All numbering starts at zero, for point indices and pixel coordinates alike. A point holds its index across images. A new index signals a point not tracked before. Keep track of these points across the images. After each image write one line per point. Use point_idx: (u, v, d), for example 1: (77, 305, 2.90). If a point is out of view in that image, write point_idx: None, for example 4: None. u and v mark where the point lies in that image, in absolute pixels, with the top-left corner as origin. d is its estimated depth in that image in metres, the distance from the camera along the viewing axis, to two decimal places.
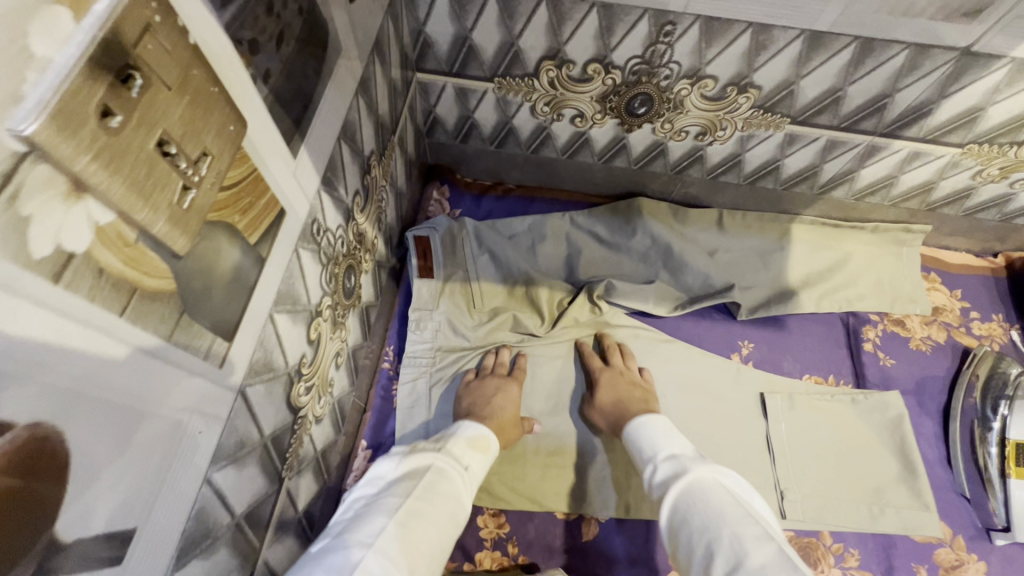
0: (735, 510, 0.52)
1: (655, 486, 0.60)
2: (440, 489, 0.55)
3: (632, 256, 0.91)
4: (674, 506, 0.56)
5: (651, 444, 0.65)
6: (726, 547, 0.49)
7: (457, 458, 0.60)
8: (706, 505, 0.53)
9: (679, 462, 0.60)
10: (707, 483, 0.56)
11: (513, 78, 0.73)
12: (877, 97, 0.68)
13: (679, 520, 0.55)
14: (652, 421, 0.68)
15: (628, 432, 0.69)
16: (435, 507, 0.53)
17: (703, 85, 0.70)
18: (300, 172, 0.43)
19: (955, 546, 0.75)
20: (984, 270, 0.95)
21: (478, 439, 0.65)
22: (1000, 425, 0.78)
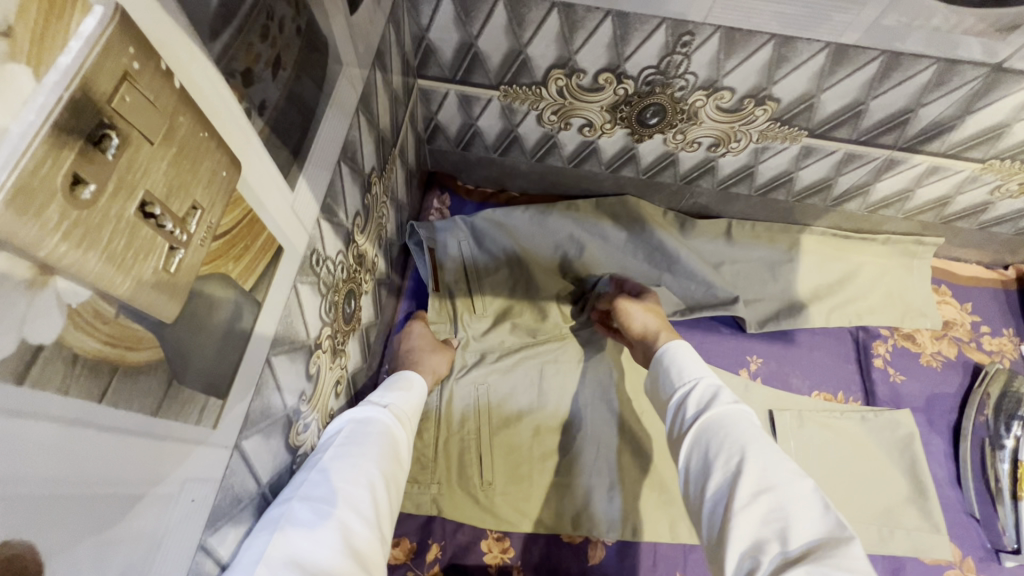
0: (769, 445, 0.49)
1: (681, 405, 0.56)
2: (366, 429, 0.51)
3: (637, 259, 0.90)
4: (701, 431, 0.52)
5: (671, 380, 0.59)
6: (757, 476, 0.46)
7: (404, 418, 0.57)
8: (738, 433, 0.50)
9: (711, 389, 0.56)
10: (739, 412, 0.52)
11: (519, 86, 0.70)
12: (900, 112, 0.65)
13: (706, 444, 0.51)
14: (684, 351, 0.62)
15: (657, 357, 0.63)
16: (364, 444, 0.49)
17: (719, 97, 0.67)
18: (298, 205, 0.40)
19: (965, 568, 0.73)
20: (994, 283, 0.94)
21: (401, 381, 0.61)
22: (1013, 444, 0.77)
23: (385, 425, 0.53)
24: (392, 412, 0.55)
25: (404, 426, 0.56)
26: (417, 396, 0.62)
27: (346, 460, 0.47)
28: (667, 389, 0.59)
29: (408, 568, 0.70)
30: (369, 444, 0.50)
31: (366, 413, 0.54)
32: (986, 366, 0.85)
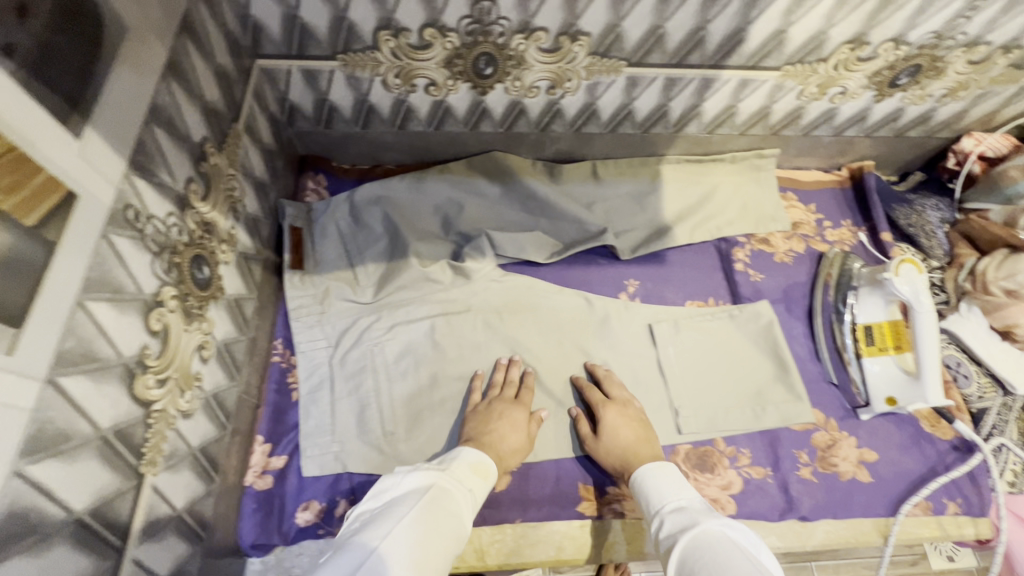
0: (743, 565, 0.50)
1: (667, 530, 0.60)
2: (439, 504, 0.59)
3: (513, 208, 0.96)
4: (686, 557, 0.55)
5: (658, 496, 0.65)
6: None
7: (459, 479, 0.64)
8: (718, 552, 0.52)
9: (695, 513, 0.60)
10: (717, 538, 0.55)
11: (355, 52, 0.74)
12: (694, 32, 0.74)
13: (689, 563, 0.54)
14: (663, 471, 0.68)
15: (636, 482, 0.69)
16: (434, 515, 0.57)
17: (537, 38, 0.73)
18: (90, 153, 0.42)
19: (829, 428, 0.83)
20: (833, 183, 1.05)
21: (478, 464, 0.68)
22: (850, 314, 0.86)
23: (445, 492, 0.61)
24: (454, 480, 0.63)
25: (460, 485, 0.63)
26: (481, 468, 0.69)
27: (395, 514, 0.56)
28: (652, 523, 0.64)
29: (319, 528, 0.72)
30: (422, 501, 0.58)
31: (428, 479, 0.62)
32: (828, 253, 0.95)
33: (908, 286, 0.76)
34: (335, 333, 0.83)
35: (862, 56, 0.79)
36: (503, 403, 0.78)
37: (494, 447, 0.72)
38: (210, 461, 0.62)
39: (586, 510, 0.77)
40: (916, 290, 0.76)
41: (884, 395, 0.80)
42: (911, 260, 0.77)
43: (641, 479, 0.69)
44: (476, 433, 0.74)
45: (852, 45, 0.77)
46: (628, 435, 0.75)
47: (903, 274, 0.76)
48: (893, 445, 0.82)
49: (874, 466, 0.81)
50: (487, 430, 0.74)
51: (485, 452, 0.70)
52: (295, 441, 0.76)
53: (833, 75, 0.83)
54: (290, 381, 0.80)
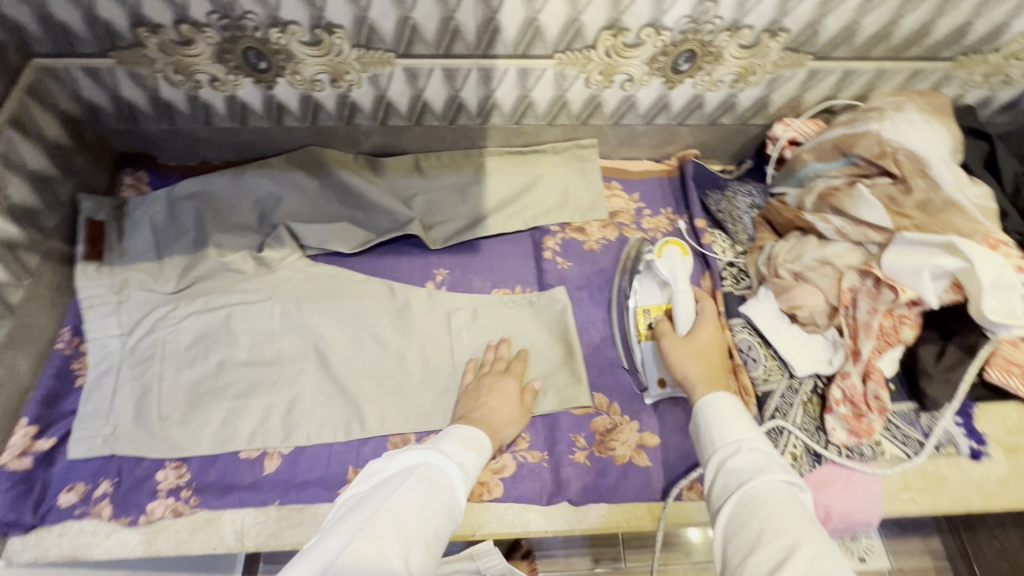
0: (793, 521, 0.50)
1: (728, 471, 0.57)
2: (406, 481, 0.58)
3: (330, 201, 0.98)
4: (735, 511, 0.53)
5: (721, 429, 0.61)
6: (807, 555, 0.47)
7: (452, 455, 0.64)
8: (771, 512, 0.51)
9: (765, 456, 0.57)
10: (789, 490, 0.54)
11: (124, 50, 0.78)
12: (445, 22, 0.76)
13: (742, 518, 0.52)
14: (728, 402, 0.64)
15: (703, 405, 0.65)
16: (409, 492, 0.57)
17: (293, 32, 0.76)
18: None
19: (611, 412, 0.83)
20: (661, 173, 1.05)
21: (469, 439, 0.69)
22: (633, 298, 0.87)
23: (444, 469, 0.62)
24: (443, 452, 0.64)
25: (450, 461, 0.63)
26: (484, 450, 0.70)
27: (383, 492, 0.57)
28: (711, 455, 0.60)
29: (75, 507, 0.74)
30: (421, 477, 0.59)
31: (438, 461, 0.62)
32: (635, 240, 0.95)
33: (669, 267, 0.82)
34: (130, 321, 0.86)
35: (628, 43, 0.81)
36: (495, 377, 0.81)
37: (486, 421, 0.75)
38: None
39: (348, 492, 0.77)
40: (676, 270, 0.81)
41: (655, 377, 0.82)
42: (676, 243, 0.83)
43: (705, 408, 0.64)
44: (470, 410, 0.77)
45: (612, 31, 0.79)
46: (715, 346, 0.75)
47: (665, 256, 0.83)
48: (678, 428, 0.82)
49: (653, 449, 0.81)
50: (482, 406, 0.77)
51: (476, 428, 0.72)
52: (68, 427, 0.78)
53: (610, 62, 0.84)
54: (74, 367, 0.82)
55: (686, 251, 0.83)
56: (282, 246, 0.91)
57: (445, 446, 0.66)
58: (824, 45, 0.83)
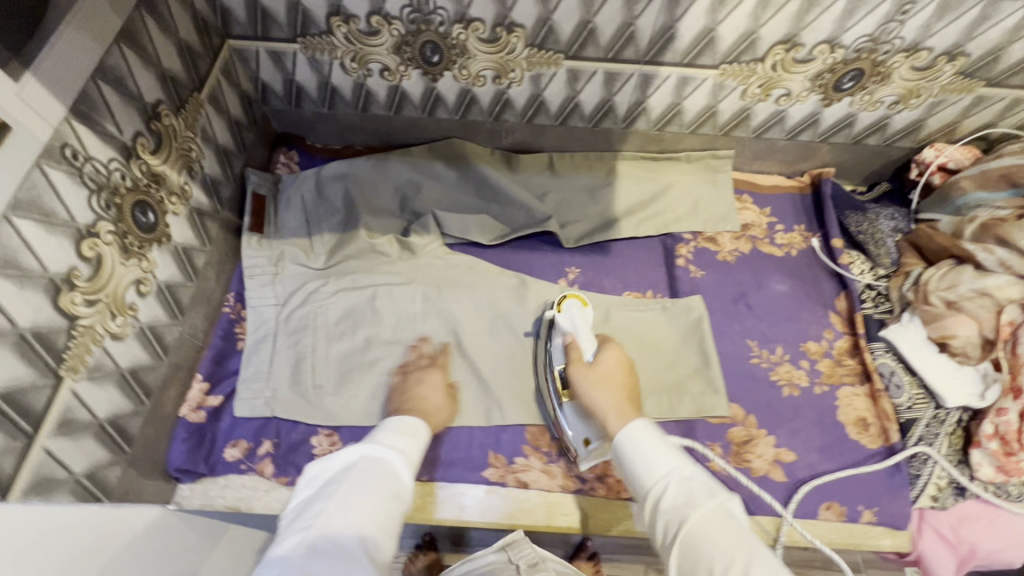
0: (759, 551, 0.51)
1: (663, 511, 0.57)
2: (372, 478, 0.61)
3: (467, 193, 1.01)
4: (685, 544, 0.54)
5: (660, 458, 0.62)
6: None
7: (393, 443, 0.67)
8: (724, 546, 0.52)
9: (689, 484, 0.59)
10: (722, 513, 0.55)
11: (312, 36, 0.82)
12: (622, 27, 0.77)
13: (690, 560, 0.53)
14: (644, 433, 0.65)
15: (620, 444, 0.65)
16: (359, 484, 0.60)
17: (474, 28, 0.79)
18: (28, 96, 0.50)
19: (747, 424, 0.83)
20: (792, 189, 1.05)
21: (402, 425, 0.72)
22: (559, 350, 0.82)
23: (386, 459, 0.64)
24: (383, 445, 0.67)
25: (390, 448, 0.66)
26: (420, 434, 0.72)
27: (336, 490, 0.59)
28: (646, 492, 0.60)
29: (241, 462, 0.79)
30: (331, 480, 0.61)
31: (381, 453, 0.65)
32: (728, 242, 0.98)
33: (570, 319, 0.80)
34: (285, 292, 0.91)
35: (799, 58, 0.81)
36: (585, 372, 0.76)
37: (602, 416, 0.71)
38: (143, 386, 0.70)
39: (491, 476, 0.80)
40: (576, 321, 0.80)
41: (580, 438, 0.77)
42: (575, 295, 0.83)
43: (627, 443, 0.65)
44: (597, 407, 0.72)
45: (786, 46, 0.79)
46: (623, 374, 0.76)
47: (566, 308, 0.81)
48: (814, 447, 0.82)
49: (790, 465, 0.81)
50: (594, 402, 0.73)
51: (408, 417, 0.74)
52: (232, 386, 0.83)
53: (772, 76, 0.84)
54: (238, 330, 0.88)
55: (585, 302, 0.82)
56: (429, 234, 0.95)
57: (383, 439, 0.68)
58: (1002, 71, 0.81)
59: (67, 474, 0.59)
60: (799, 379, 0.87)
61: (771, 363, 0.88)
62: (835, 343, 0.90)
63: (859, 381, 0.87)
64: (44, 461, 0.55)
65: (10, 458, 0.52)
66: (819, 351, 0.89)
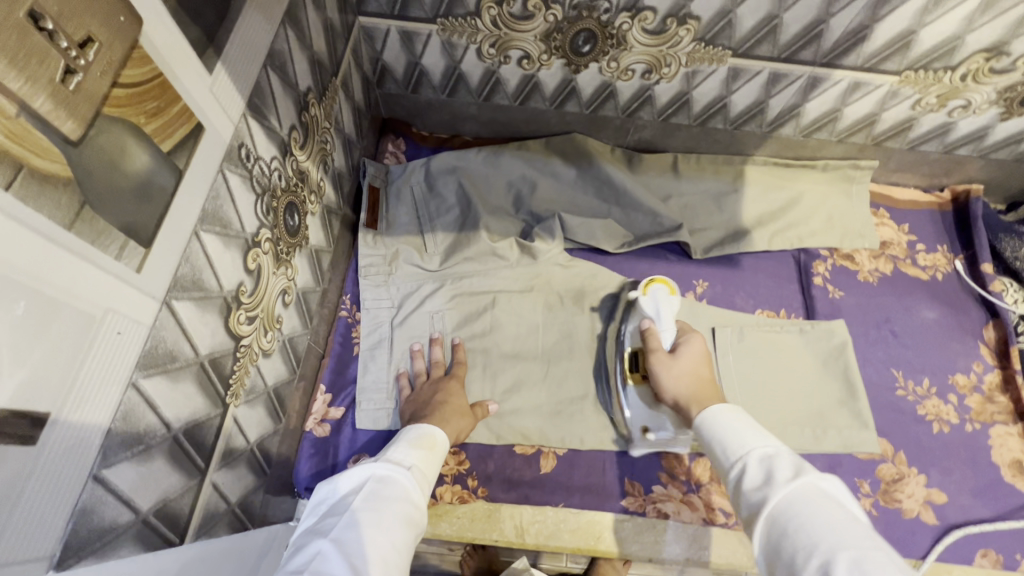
0: (845, 528, 0.40)
1: (743, 490, 0.48)
2: (333, 517, 0.50)
3: (586, 193, 0.92)
4: (767, 523, 0.44)
5: (738, 441, 0.52)
6: (844, 571, 0.38)
7: (399, 460, 0.58)
8: (803, 524, 0.42)
9: (776, 462, 0.48)
10: (813, 491, 0.44)
11: (454, 18, 0.73)
12: (812, 25, 0.69)
13: (776, 541, 0.43)
14: (732, 415, 0.55)
15: (702, 424, 0.57)
16: (354, 516, 0.49)
17: (643, 18, 0.70)
18: (218, 90, 0.43)
19: (897, 461, 0.78)
20: (931, 205, 0.97)
21: (420, 440, 0.63)
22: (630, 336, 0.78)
23: (393, 480, 0.54)
24: (400, 465, 0.57)
25: (400, 466, 0.57)
26: (436, 453, 0.63)
27: (328, 526, 0.49)
28: (726, 470, 0.51)
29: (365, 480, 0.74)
30: (367, 496, 0.51)
31: (384, 474, 0.55)
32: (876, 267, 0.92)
33: (653, 306, 0.75)
34: (399, 295, 0.84)
35: (996, 68, 0.72)
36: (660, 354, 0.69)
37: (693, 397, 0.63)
38: (281, 402, 0.65)
39: (629, 506, 0.75)
40: (661, 308, 0.74)
41: (638, 425, 0.74)
42: (662, 280, 0.77)
43: (710, 424, 0.56)
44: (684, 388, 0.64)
45: (988, 54, 0.71)
46: (706, 369, 0.67)
47: (651, 293, 0.76)
48: (968, 492, 0.77)
49: (943, 509, 0.76)
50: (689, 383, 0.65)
51: (430, 426, 0.66)
52: (352, 396, 0.78)
53: (957, 87, 0.76)
54: (354, 336, 0.83)
55: (673, 290, 0.76)
56: (553, 238, 0.87)
57: (393, 455, 0.59)
58: None
59: (226, 505, 0.54)
60: (949, 416, 0.82)
61: (918, 396, 0.83)
62: (985, 377, 0.85)
63: (1012, 421, 0.82)
64: (210, 496, 0.50)
65: (187, 499, 0.46)
66: (968, 385, 0.84)
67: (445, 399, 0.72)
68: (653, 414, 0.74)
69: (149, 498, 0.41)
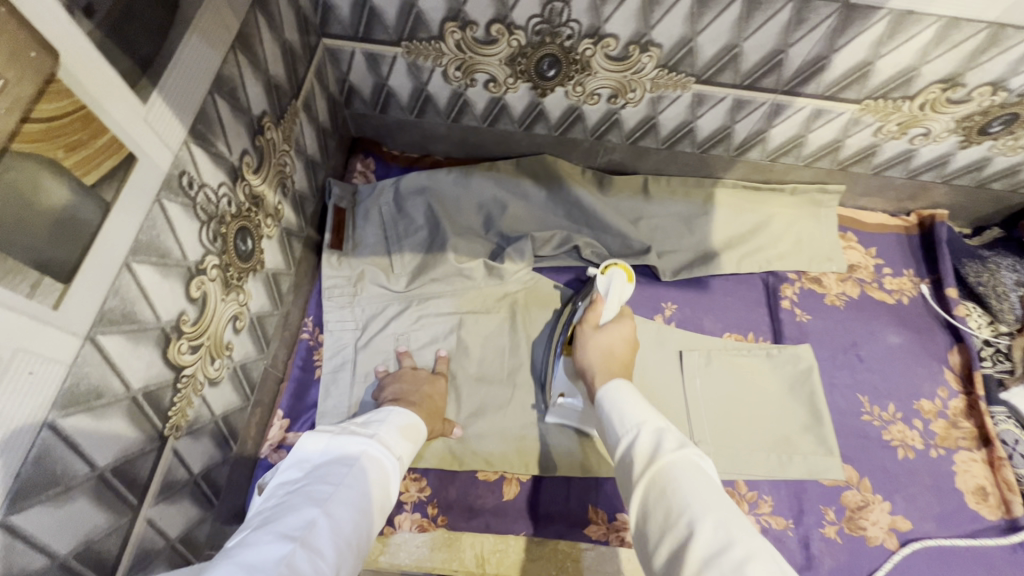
0: (701, 491, 0.44)
1: (630, 460, 0.50)
2: (324, 483, 0.51)
3: (556, 215, 0.92)
4: (642, 488, 0.47)
5: (626, 417, 0.54)
6: (706, 533, 0.41)
7: (390, 446, 0.59)
8: (679, 488, 0.44)
9: (660, 434, 0.50)
10: (686, 464, 0.46)
11: (419, 41, 0.73)
12: (771, 54, 0.69)
13: (652, 505, 0.45)
14: (627, 392, 0.58)
15: (601, 403, 0.58)
16: (345, 492, 0.50)
17: (605, 45, 0.71)
18: (155, 119, 0.42)
19: (862, 488, 0.78)
20: (898, 228, 0.98)
21: (409, 428, 0.64)
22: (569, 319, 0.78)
23: (381, 466, 0.56)
24: (388, 449, 0.58)
25: (391, 454, 0.58)
26: (415, 438, 0.64)
27: (320, 492, 0.50)
28: (614, 446, 0.53)
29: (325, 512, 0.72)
30: (357, 474, 0.53)
31: (374, 456, 0.56)
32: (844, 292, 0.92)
33: (606, 284, 0.75)
34: (364, 316, 0.83)
35: (953, 98, 0.74)
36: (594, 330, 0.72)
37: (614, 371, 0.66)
38: (232, 429, 0.63)
39: (593, 534, 0.74)
40: (613, 291, 0.74)
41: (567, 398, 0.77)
42: (622, 265, 0.76)
43: (607, 403, 0.57)
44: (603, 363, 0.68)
45: (944, 85, 0.72)
46: (626, 349, 0.72)
47: (609, 273, 0.75)
48: (932, 518, 0.77)
49: (907, 536, 0.75)
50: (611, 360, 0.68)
51: (416, 415, 0.67)
52: (312, 421, 0.77)
53: (916, 115, 0.77)
54: (316, 359, 0.82)
55: (630, 276, 0.75)
56: (522, 257, 0.87)
57: (380, 432, 0.60)
58: None
59: (163, 541, 0.52)
60: (914, 441, 0.82)
61: (884, 421, 0.83)
62: (950, 402, 0.85)
63: (976, 446, 0.82)
64: (144, 532, 0.49)
65: (115, 538, 0.45)
66: (933, 411, 0.84)
67: (425, 397, 0.73)
68: (571, 385, 0.76)
69: (68, 540, 0.40)
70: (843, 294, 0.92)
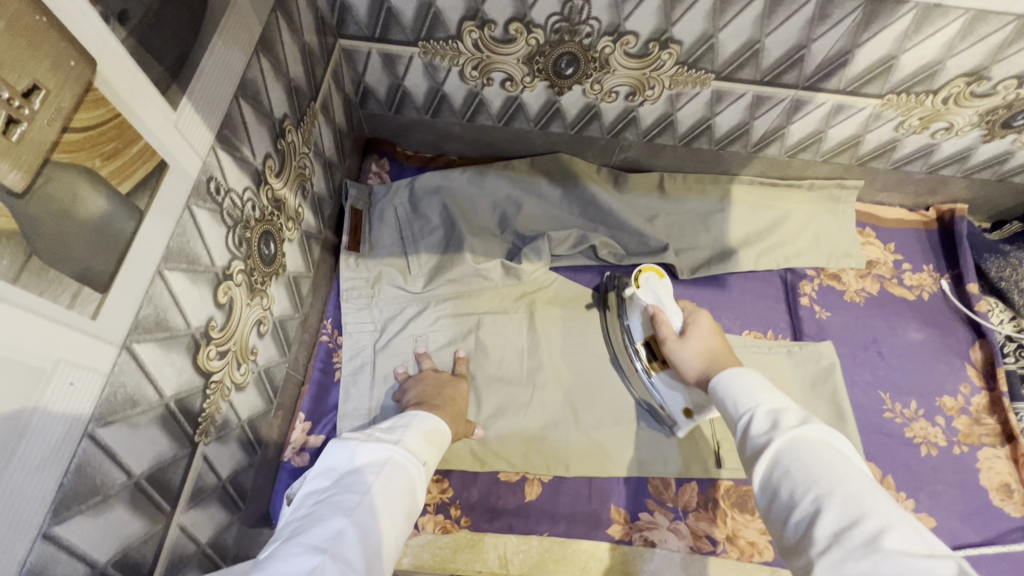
0: (845, 467, 0.43)
1: (751, 437, 0.50)
2: (350, 492, 0.51)
3: (572, 214, 0.92)
4: (772, 458, 0.46)
5: (749, 395, 0.54)
6: (835, 511, 0.40)
7: (415, 451, 0.59)
8: (807, 465, 0.44)
9: (778, 414, 0.50)
10: (822, 441, 0.46)
11: (436, 41, 0.73)
12: (794, 50, 0.69)
13: (785, 477, 0.45)
14: (743, 374, 0.57)
15: (713, 385, 0.59)
16: (371, 500, 0.50)
17: (624, 42, 0.70)
18: (184, 125, 0.42)
19: (885, 486, 0.78)
20: (917, 223, 0.97)
21: (433, 434, 0.64)
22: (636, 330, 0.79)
23: (407, 470, 0.56)
24: (413, 454, 0.58)
25: (416, 459, 0.58)
26: (439, 444, 0.64)
27: (347, 501, 0.50)
28: (734, 422, 0.53)
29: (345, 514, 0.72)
30: (383, 482, 0.53)
31: (400, 462, 0.56)
32: (864, 288, 0.92)
33: (651, 294, 0.76)
34: (382, 318, 0.83)
35: (978, 92, 0.73)
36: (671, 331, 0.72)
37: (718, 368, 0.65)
38: (256, 433, 0.63)
39: (616, 534, 0.74)
40: (660, 294, 0.75)
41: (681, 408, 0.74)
42: (648, 267, 0.78)
43: (720, 385, 0.58)
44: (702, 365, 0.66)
45: (969, 79, 0.71)
46: (717, 339, 0.70)
47: (643, 282, 0.77)
48: (956, 516, 0.76)
49: (932, 534, 0.75)
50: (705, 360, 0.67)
51: (439, 418, 0.67)
52: (333, 423, 0.77)
53: (939, 109, 0.76)
54: (335, 361, 0.82)
55: (660, 272, 0.77)
56: (539, 257, 0.86)
57: (405, 436, 0.60)
58: None
59: (195, 547, 0.52)
60: (937, 438, 0.81)
61: (906, 419, 0.82)
62: (972, 399, 0.84)
63: (999, 443, 0.81)
64: (177, 539, 0.49)
65: (150, 545, 0.45)
66: (955, 407, 0.84)
67: (449, 398, 0.73)
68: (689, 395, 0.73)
69: (107, 549, 0.40)
70: (862, 290, 0.91)
